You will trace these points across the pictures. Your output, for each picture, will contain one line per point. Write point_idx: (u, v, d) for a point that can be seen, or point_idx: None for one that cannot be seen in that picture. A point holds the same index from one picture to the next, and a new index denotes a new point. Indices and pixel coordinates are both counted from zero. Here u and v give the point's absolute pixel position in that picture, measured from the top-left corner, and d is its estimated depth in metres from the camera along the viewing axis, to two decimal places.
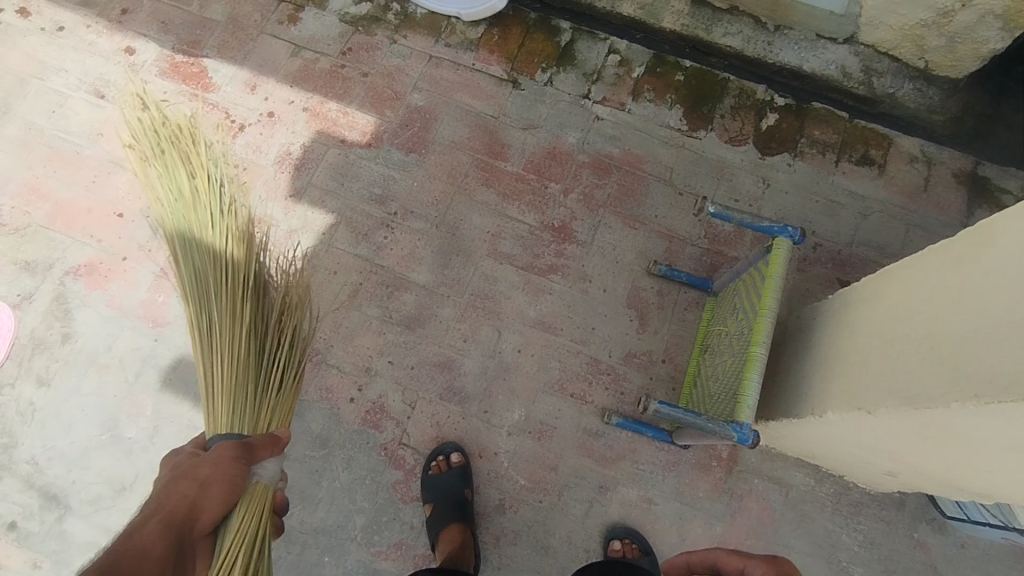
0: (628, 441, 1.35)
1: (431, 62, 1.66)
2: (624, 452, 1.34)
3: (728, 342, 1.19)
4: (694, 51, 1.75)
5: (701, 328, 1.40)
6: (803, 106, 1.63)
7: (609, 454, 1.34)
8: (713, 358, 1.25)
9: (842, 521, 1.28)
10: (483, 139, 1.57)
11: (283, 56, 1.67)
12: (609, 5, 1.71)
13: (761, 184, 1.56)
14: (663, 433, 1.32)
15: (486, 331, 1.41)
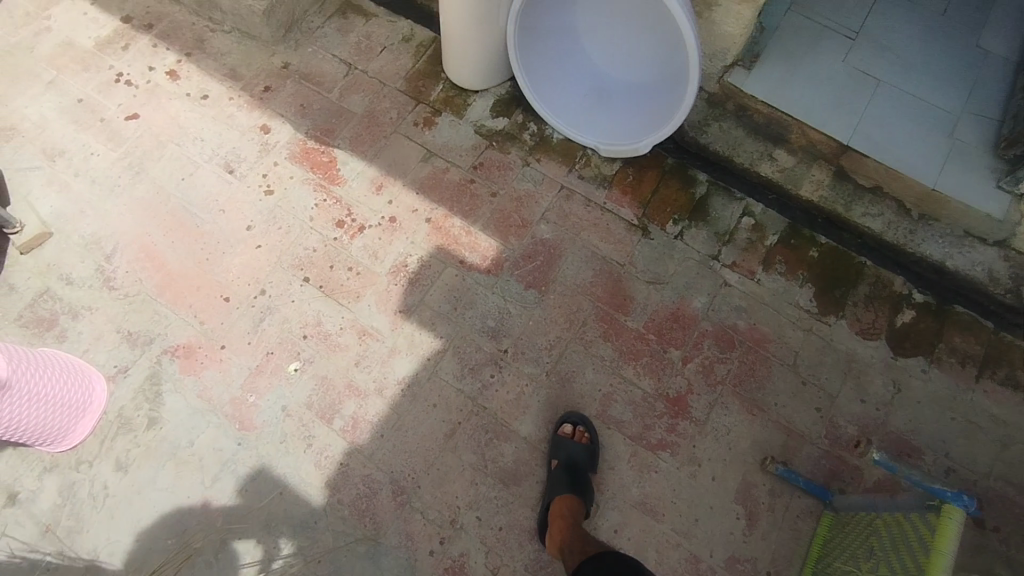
0: None
1: (564, 192, 1.59)
2: None
3: None
4: (827, 223, 1.63)
5: (818, 544, 1.28)
6: (944, 306, 1.53)
7: None
8: None
9: None
10: (607, 288, 1.50)
11: (415, 160, 1.62)
12: (748, 162, 1.65)
13: (892, 388, 1.45)
14: None
15: None
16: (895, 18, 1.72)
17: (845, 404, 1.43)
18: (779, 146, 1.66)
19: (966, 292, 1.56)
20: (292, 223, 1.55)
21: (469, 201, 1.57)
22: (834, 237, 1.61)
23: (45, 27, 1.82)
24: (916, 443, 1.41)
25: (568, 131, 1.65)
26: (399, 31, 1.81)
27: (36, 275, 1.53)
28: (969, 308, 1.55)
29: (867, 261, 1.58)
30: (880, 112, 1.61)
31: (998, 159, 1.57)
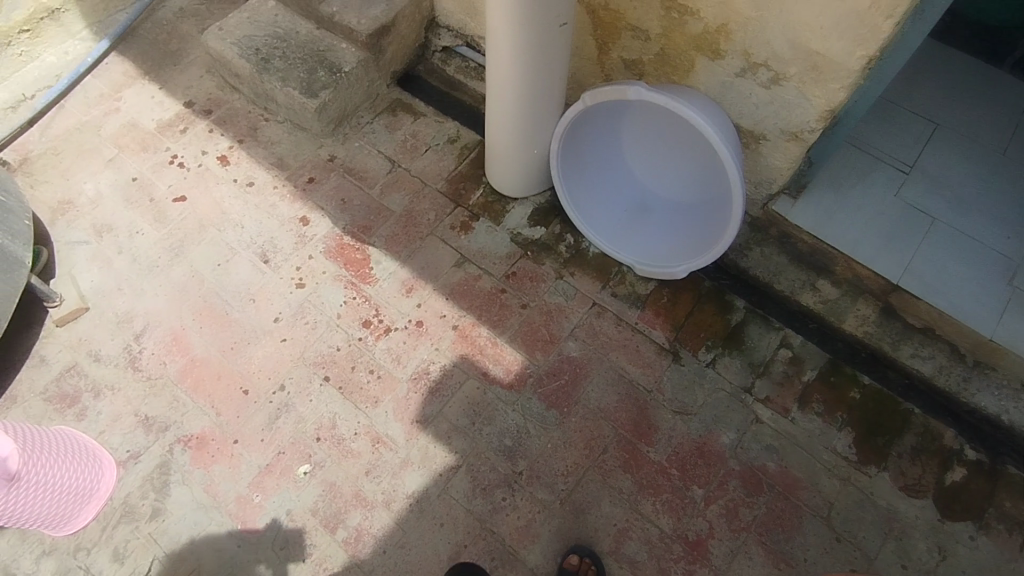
0: None
1: (596, 309, 1.57)
2: None
3: None
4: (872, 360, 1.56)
5: None
6: (997, 466, 1.43)
7: None
8: None
9: None
10: (631, 414, 1.45)
11: (448, 264, 1.63)
12: (789, 290, 1.60)
13: (935, 554, 1.34)
14: None
15: None
16: (941, 155, 1.69)
17: (882, 567, 1.33)
18: (821, 276, 1.61)
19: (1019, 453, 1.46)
20: (319, 319, 1.56)
21: (497, 311, 1.57)
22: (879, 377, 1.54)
23: (114, 108, 1.94)
24: None
25: (604, 245, 1.62)
26: (444, 131, 1.85)
27: (66, 349, 1.55)
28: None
29: (914, 407, 1.49)
30: (929, 249, 1.54)
31: None
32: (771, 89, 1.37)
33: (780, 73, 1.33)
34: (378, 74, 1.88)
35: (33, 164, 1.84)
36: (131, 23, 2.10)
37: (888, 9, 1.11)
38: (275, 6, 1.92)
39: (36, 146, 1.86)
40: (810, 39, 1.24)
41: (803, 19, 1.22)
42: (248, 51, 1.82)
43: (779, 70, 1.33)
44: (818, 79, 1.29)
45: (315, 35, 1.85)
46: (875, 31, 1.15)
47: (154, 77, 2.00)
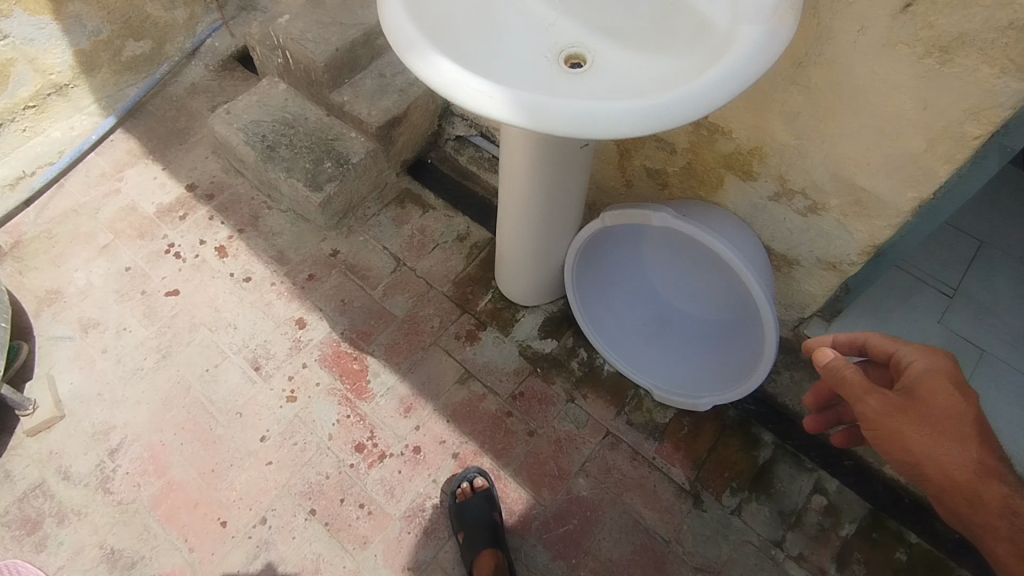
0: None
1: (610, 439, 1.43)
2: None
3: None
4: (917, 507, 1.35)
5: None
6: None
7: None
8: None
9: None
10: (647, 571, 1.29)
11: (451, 379, 1.51)
12: None
13: None
14: None
15: None
16: (993, 283, 1.55)
17: None
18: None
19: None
20: (308, 440, 1.45)
21: (502, 439, 1.43)
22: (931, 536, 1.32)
23: (114, 189, 1.87)
24: None
25: (619, 363, 1.48)
26: (453, 227, 1.74)
27: (37, 463, 1.45)
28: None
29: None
30: (987, 391, 1.37)
31: None
32: (808, 217, 1.20)
33: (818, 204, 1.17)
34: (387, 163, 1.78)
35: (27, 248, 1.76)
36: (140, 99, 2.05)
37: (946, 154, 0.95)
38: (285, 89, 1.84)
39: (33, 229, 1.79)
40: (854, 173, 1.07)
41: (846, 154, 1.06)
42: (252, 138, 1.74)
43: (819, 202, 1.16)
44: (861, 214, 1.12)
45: (324, 122, 1.77)
46: (931, 175, 0.99)
47: (159, 156, 1.94)
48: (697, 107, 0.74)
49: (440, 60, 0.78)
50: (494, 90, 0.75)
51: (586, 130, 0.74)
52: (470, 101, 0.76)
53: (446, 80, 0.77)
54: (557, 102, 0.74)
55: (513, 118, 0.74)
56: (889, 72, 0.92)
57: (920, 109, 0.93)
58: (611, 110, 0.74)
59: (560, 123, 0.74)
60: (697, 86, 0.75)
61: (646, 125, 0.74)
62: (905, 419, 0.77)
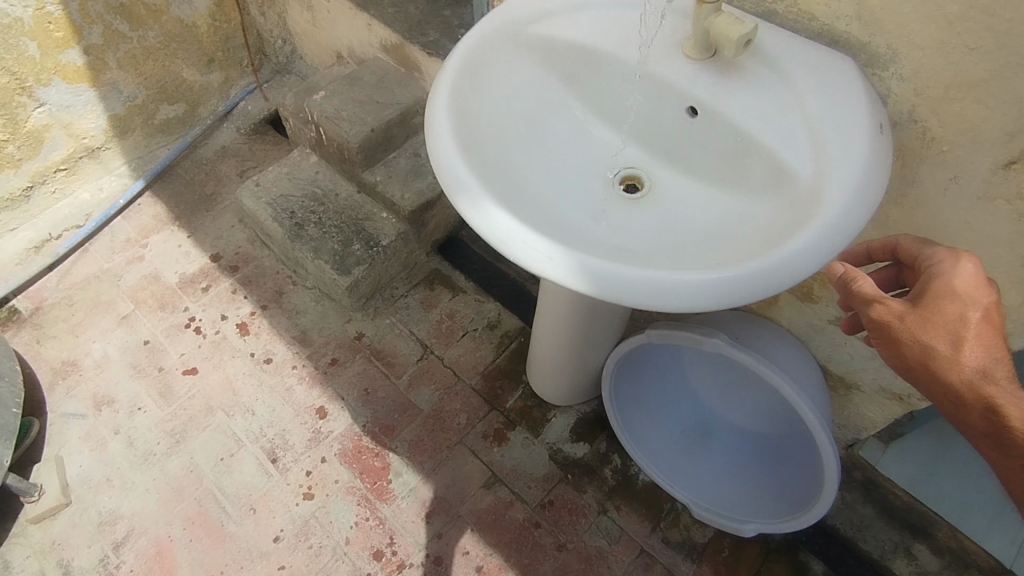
0: None
1: (646, 558, 1.34)
2: None
3: None
4: None
5: None
6: None
7: None
8: None
9: None
10: None
11: (476, 483, 1.43)
12: (875, 553, 1.33)
13: None
14: None
15: None
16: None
17: None
18: (920, 537, 1.34)
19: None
20: (324, 544, 1.36)
21: (530, 553, 1.34)
22: None
23: (138, 256, 1.83)
24: None
25: (657, 476, 1.37)
26: (483, 314, 1.69)
27: (38, 554, 1.37)
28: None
29: None
30: None
31: None
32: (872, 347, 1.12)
33: None
34: (418, 243, 1.73)
35: (46, 315, 1.72)
36: (170, 162, 2.03)
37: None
38: (316, 162, 1.81)
39: (53, 295, 1.75)
40: None
41: None
42: (281, 214, 1.70)
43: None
44: None
45: (355, 199, 1.73)
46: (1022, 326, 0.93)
47: (185, 223, 1.90)
48: (778, 282, 0.67)
49: (497, 208, 0.71)
50: (556, 249, 0.68)
51: (656, 303, 0.67)
52: (530, 259, 0.68)
53: (504, 233, 0.70)
54: (626, 267, 0.67)
55: (575, 283, 0.67)
56: (978, 223, 0.86)
57: (1014, 259, 0.86)
58: (685, 280, 0.66)
59: (628, 291, 0.67)
60: (782, 257, 0.67)
61: (723, 299, 0.67)
62: (917, 323, 0.65)
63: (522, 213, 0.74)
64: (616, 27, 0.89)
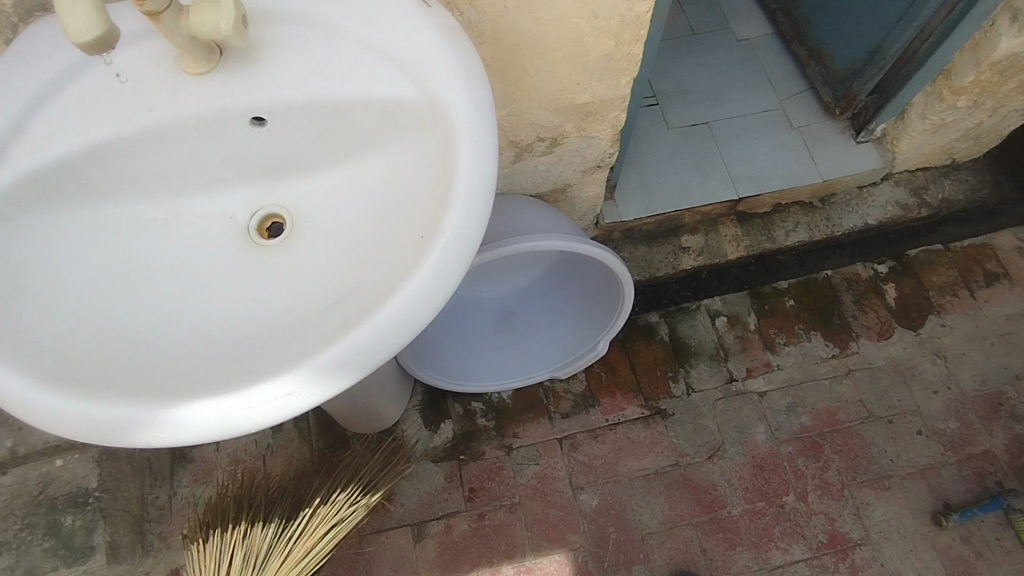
0: None
1: (568, 445, 1.32)
2: None
3: None
4: (765, 268, 1.53)
5: None
6: (904, 261, 1.52)
7: None
8: None
9: None
10: (690, 497, 1.28)
11: (409, 545, 1.25)
12: (670, 267, 1.50)
13: (940, 360, 1.41)
14: None
15: None
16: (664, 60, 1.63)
17: (920, 404, 1.37)
18: (678, 232, 1.52)
19: (921, 225, 1.61)
20: None
21: (499, 538, 1.25)
22: (785, 273, 1.52)
23: None
24: (994, 389, 1.38)
25: (513, 381, 1.32)
26: None
27: None
28: (916, 245, 1.56)
29: (827, 272, 1.51)
30: (731, 145, 1.53)
31: (839, 120, 1.56)
32: (554, 151, 1.15)
33: (558, 137, 1.11)
34: None
35: None
36: None
37: (635, 36, 0.94)
38: None
39: None
40: (570, 97, 1.03)
41: (550, 92, 1.01)
42: None
43: (555, 133, 1.10)
44: (595, 120, 1.10)
45: None
46: (632, 59, 0.98)
47: None
48: (484, 200, 0.64)
49: (190, 407, 0.56)
50: (289, 383, 0.57)
51: (420, 322, 0.60)
52: (274, 414, 0.56)
53: (222, 421, 0.56)
54: (358, 331, 0.58)
55: (332, 389, 0.58)
56: (552, 8, 0.85)
57: (592, 20, 0.89)
58: (418, 286, 0.60)
59: (385, 344, 0.59)
60: (466, 190, 0.63)
61: (458, 276, 0.62)
62: None
63: (216, 380, 0.59)
64: (88, 108, 0.68)
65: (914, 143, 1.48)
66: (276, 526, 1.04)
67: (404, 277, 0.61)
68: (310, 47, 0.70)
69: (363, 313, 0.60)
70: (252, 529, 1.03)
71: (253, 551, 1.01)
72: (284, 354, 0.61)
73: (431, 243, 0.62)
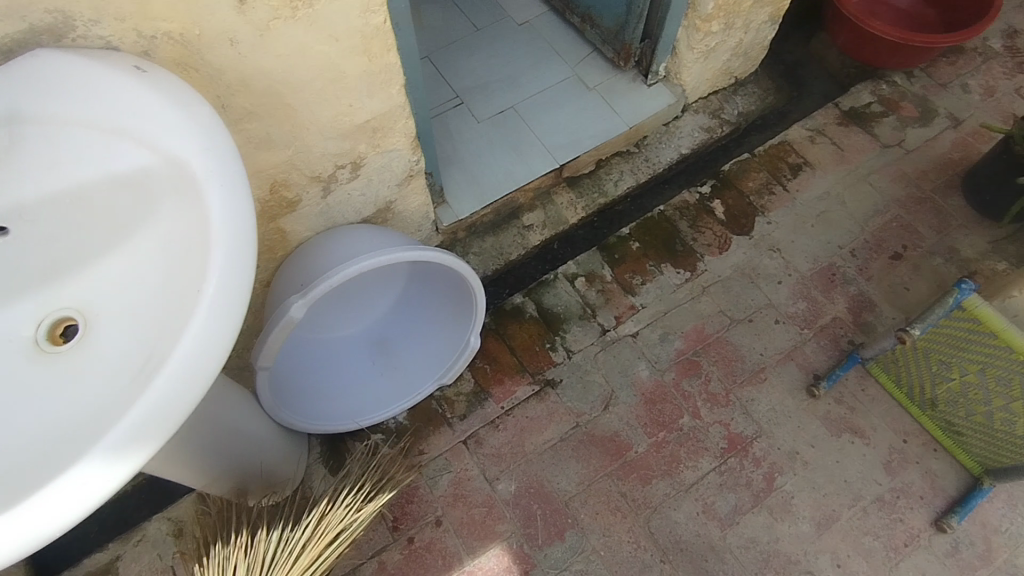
0: (975, 521, 1.27)
1: (473, 444, 1.35)
2: (988, 535, 1.25)
3: (959, 400, 1.24)
4: (606, 221, 1.63)
5: (895, 388, 1.36)
6: (723, 176, 1.64)
7: (982, 551, 1.24)
8: (955, 408, 1.26)
9: None
10: (598, 450, 1.34)
11: None
12: (522, 247, 1.56)
13: (776, 253, 1.54)
14: (983, 490, 1.26)
15: None
16: (457, 62, 1.70)
17: (771, 296, 1.49)
18: (519, 214, 1.59)
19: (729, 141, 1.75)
20: None
21: (434, 554, 1.26)
22: (624, 220, 1.62)
23: None
24: (824, 263, 1.53)
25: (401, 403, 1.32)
26: (159, 536, 1.26)
27: None
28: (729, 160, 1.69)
29: (660, 207, 1.61)
30: (539, 121, 1.61)
31: (627, 70, 1.68)
32: (359, 174, 1.17)
33: (357, 160, 1.13)
34: None
35: None
36: None
37: (383, 46, 0.97)
38: None
39: None
40: (348, 119, 1.05)
41: (326, 120, 1.02)
42: None
43: (352, 157, 1.13)
44: (385, 133, 1.13)
45: None
46: (392, 68, 1.02)
47: None
48: (243, 234, 0.64)
49: None
50: (78, 474, 0.54)
51: (207, 370, 0.59)
52: (71, 511, 0.54)
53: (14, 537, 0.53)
54: (140, 399, 0.57)
55: (127, 467, 0.56)
56: (287, 41, 0.86)
57: (333, 43, 0.91)
58: (193, 336, 0.59)
59: (173, 402, 0.57)
60: (221, 231, 0.64)
61: (235, 313, 0.62)
62: None
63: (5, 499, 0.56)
64: None
65: (694, 73, 1.61)
66: (279, 537, 1.05)
67: (179, 332, 0.60)
68: (32, 140, 0.68)
69: (144, 383, 0.59)
70: (258, 541, 1.03)
71: (257, 558, 1.01)
72: (76, 449, 0.58)
73: (199, 291, 0.62)
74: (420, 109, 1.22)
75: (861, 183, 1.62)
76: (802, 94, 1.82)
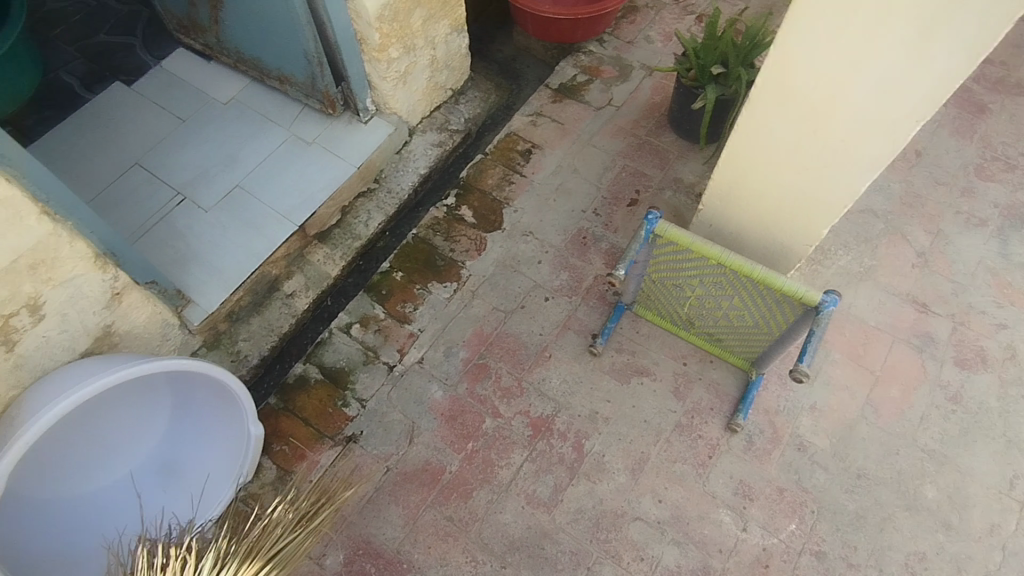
0: (757, 412, 1.38)
1: None
2: (770, 419, 1.37)
3: (704, 312, 1.34)
4: (370, 264, 1.64)
5: (660, 321, 1.46)
6: (463, 182, 1.69)
7: (770, 435, 1.35)
8: (705, 321, 1.37)
9: (833, 263, 1.51)
10: (414, 485, 1.33)
11: None
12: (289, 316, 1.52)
13: (530, 236, 1.60)
14: (754, 382, 1.38)
15: (635, 529, 1.28)
16: (169, 159, 1.65)
17: (536, 277, 1.55)
18: (277, 284, 1.55)
19: (464, 148, 1.82)
20: None
21: None
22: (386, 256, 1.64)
23: None
24: (574, 230, 1.61)
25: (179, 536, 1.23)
26: None
27: None
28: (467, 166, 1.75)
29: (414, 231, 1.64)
30: (268, 191, 1.60)
31: (341, 115, 1.70)
32: (44, 316, 1.09)
33: (31, 302, 1.06)
34: None
35: None
36: None
37: None
38: None
39: None
40: None
41: None
42: None
43: (22, 301, 1.05)
44: (51, 265, 1.06)
45: None
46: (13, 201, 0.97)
47: None
48: None
49: None
50: None
51: None
52: None
53: None
54: None
55: None
56: None
57: None
58: None
59: None
60: None
61: None
62: None
63: None
64: None
65: (401, 98, 1.65)
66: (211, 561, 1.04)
67: None
68: None
69: None
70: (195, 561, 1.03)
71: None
72: None
73: None
74: (91, 224, 1.15)
75: (585, 148, 1.73)
76: (518, 85, 1.93)
